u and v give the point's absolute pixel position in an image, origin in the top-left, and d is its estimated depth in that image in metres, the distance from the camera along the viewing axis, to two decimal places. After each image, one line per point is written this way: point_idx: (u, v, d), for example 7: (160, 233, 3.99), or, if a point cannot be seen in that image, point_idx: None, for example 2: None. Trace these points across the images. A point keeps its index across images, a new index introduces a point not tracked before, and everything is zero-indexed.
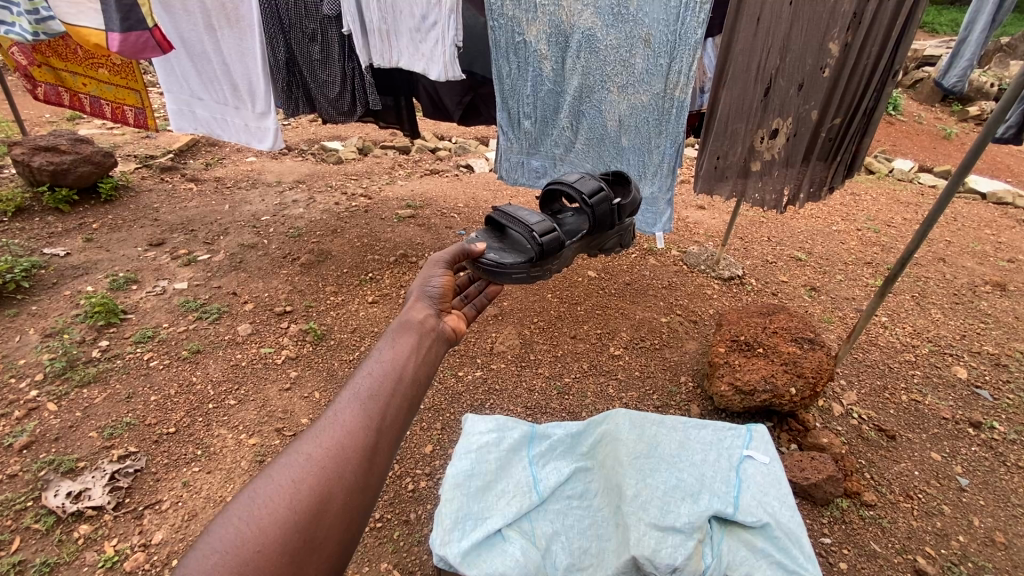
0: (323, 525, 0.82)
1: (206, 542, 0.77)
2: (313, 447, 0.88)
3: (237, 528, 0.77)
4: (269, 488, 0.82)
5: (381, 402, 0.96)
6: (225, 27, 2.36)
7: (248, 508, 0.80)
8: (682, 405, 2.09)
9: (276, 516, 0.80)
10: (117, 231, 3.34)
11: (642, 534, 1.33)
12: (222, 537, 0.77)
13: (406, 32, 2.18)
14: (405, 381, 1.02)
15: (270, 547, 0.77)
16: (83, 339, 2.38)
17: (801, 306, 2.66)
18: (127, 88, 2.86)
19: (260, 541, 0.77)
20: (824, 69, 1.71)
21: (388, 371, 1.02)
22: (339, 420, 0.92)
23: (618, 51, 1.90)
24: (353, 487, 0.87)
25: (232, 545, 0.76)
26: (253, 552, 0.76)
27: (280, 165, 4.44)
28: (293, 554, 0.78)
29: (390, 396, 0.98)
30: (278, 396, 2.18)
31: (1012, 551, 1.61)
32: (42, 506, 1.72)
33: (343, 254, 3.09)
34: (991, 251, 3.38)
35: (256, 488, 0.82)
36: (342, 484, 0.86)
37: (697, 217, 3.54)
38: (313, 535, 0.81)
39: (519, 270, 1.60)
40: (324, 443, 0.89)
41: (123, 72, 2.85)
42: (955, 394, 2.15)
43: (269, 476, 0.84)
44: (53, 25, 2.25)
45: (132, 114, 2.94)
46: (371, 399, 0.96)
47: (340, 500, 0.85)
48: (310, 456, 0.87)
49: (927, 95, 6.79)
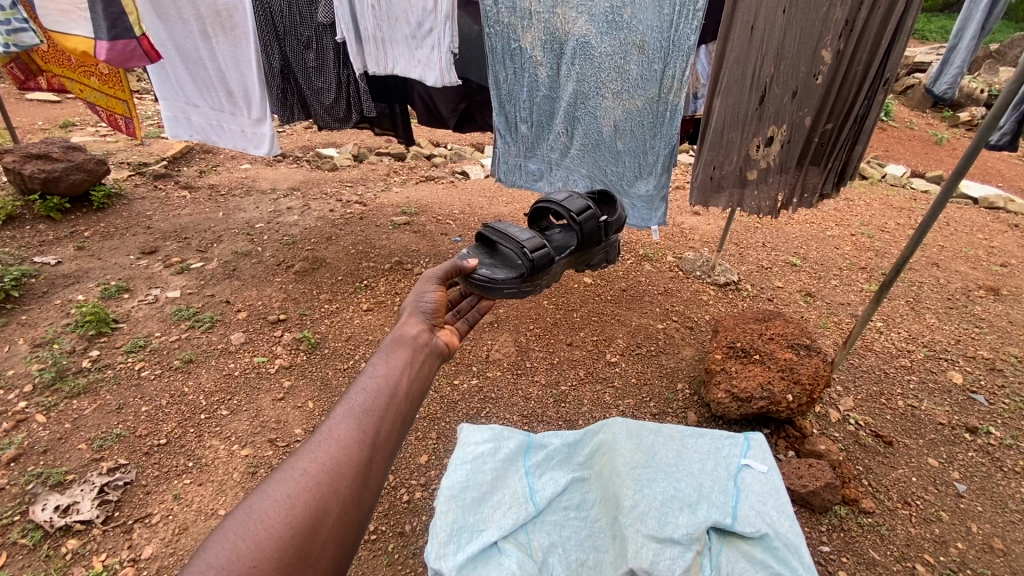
0: (319, 539, 0.81)
1: (201, 560, 0.75)
2: (309, 461, 0.87)
3: (233, 544, 0.76)
4: (264, 503, 0.81)
5: (374, 417, 0.94)
6: (220, 35, 2.35)
7: (244, 524, 0.79)
8: (679, 412, 2.08)
9: (273, 532, 0.78)
10: (110, 239, 3.31)
11: (640, 545, 1.32)
12: (216, 554, 0.75)
13: (401, 39, 2.17)
14: (399, 393, 1.00)
15: (266, 561, 0.76)
16: (74, 349, 2.35)
17: (797, 312, 2.67)
18: (116, 98, 2.75)
19: (256, 555, 0.76)
20: (817, 76, 1.72)
21: (383, 386, 1.00)
22: (333, 434, 0.90)
23: (613, 58, 1.90)
24: (349, 502, 0.85)
25: (228, 560, 0.75)
26: (248, 567, 0.75)
27: (274, 172, 4.43)
28: (291, 567, 0.77)
29: (385, 408, 0.96)
30: (271, 406, 2.16)
31: (1011, 557, 1.60)
32: (29, 520, 1.69)
33: (337, 262, 3.08)
34: (983, 255, 3.41)
35: (252, 504, 0.81)
36: (338, 498, 0.84)
37: (692, 223, 3.55)
38: (311, 546, 0.80)
39: (511, 285, 1.57)
40: (321, 456, 0.87)
41: (111, 81, 2.72)
42: (951, 399, 2.15)
43: (265, 489, 0.83)
44: (26, 37, 2.24)
45: (125, 122, 2.87)
46: (366, 413, 0.94)
47: (336, 513, 0.83)
48: (307, 469, 0.85)
49: (918, 102, 6.89)
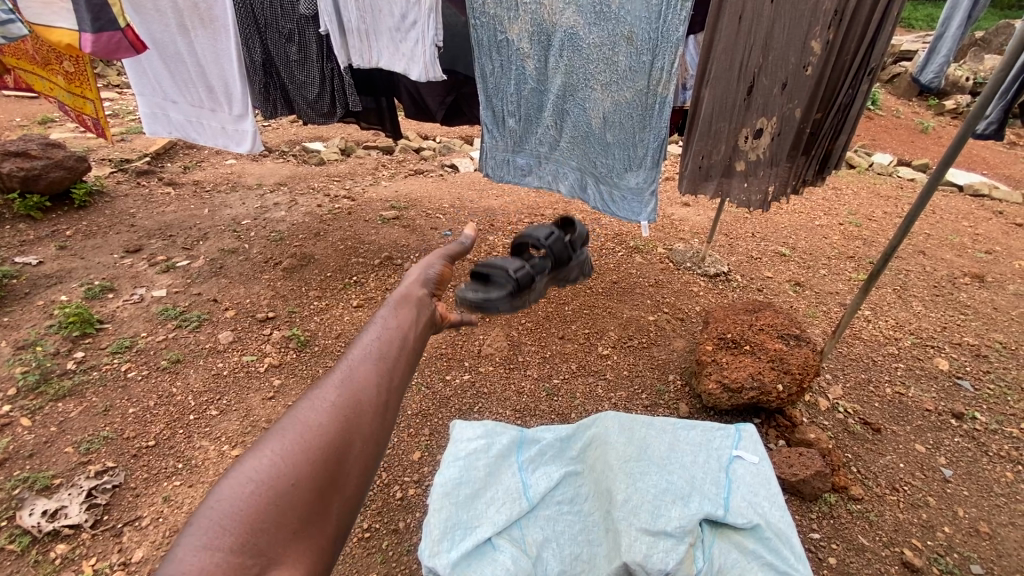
0: (350, 468, 0.74)
1: (236, 476, 0.68)
2: (335, 392, 0.79)
3: (269, 461, 0.69)
4: (295, 427, 0.74)
5: (393, 359, 0.88)
6: (200, 28, 2.30)
7: (278, 444, 0.72)
8: (671, 404, 2.09)
9: (308, 454, 0.71)
10: (92, 238, 3.24)
11: (633, 539, 1.31)
12: (255, 468, 0.68)
13: (385, 32, 2.13)
14: (408, 342, 0.94)
15: (304, 480, 0.69)
16: (58, 351, 2.31)
17: (786, 301, 2.69)
18: (82, 98, 2.62)
19: (294, 474, 0.69)
20: (807, 68, 1.70)
21: (397, 332, 0.93)
22: (357, 369, 0.84)
23: (601, 50, 1.87)
24: (376, 434, 0.78)
25: (267, 476, 0.68)
26: (287, 485, 0.68)
27: (260, 167, 4.37)
28: (325, 491, 0.71)
29: (403, 352, 0.90)
30: (262, 405, 2.14)
31: (996, 540, 1.63)
32: (16, 526, 1.66)
33: (326, 258, 3.04)
34: (968, 243, 3.45)
35: (284, 427, 0.74)
36: (367, 429, 0.78)
37: (682, 214, 3.56)
38: (342, 475, 0.74)
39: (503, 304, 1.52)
40: (348, 387, 0.80)
41: (77, 81, 2.59)
42: (937, 385, 2.19)
43: (295, 414, 0.76)
44: (12, 28, 2.06)
45: (92, 122, 2.75)
46: (384, 355, 0.88)
47: (363, 442, 0.77)
48: (334, 400, 0.78)
49: (904, 90, 6.93)
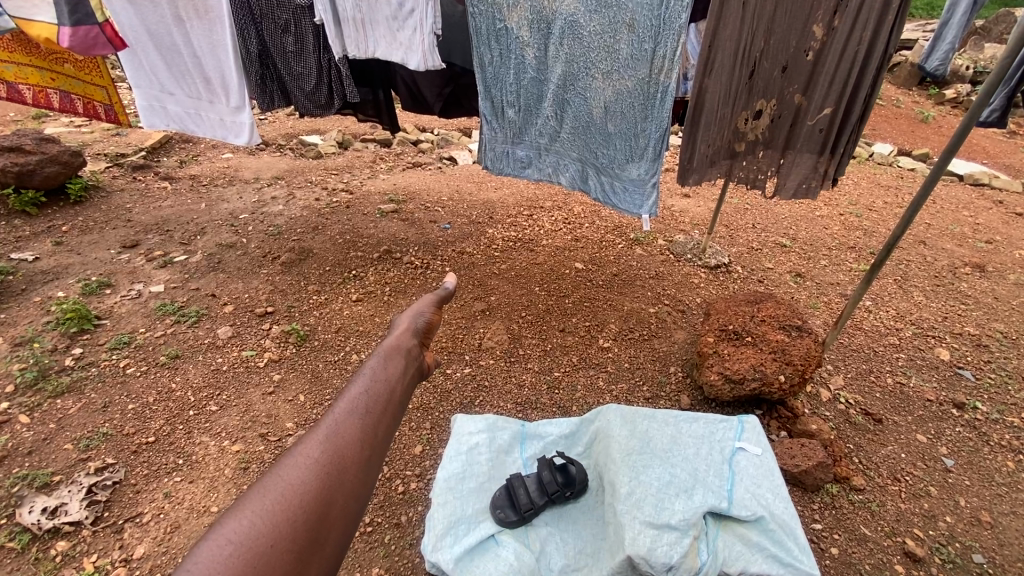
0: (331, 527, 0.73)
1: (217, 536, 0.66)
2: (319, 447, 0.79)
3: (250, 522, 0.68)
4: (276, 484, 0.73)
5: (376, 414, 0.88)
6: (194, 18, 2.26)
7: (260, 502, 0.71)
8: (672, 396, 2.09)
9: (289, 513, 0.70)
10: (89, 233, 3.22)
11: (637, 533, 1.29)
12: (236, 528, 0.67)
13: (382, 21, 2.10)
14: (395, 392, 0.95)
15: (283, 542, 0.68)
16: (55, 347, 2.29)
17: (788, 292, 2.68)
18: (96, 83, 2.62)
19: (273, 535, 0.68)
20: (808, 52, 1.69)
21: (381, 387, 0.93)
22: (340, 422, 0.84)
23: (602, 37, 1.84)
24: (355, 493, 0.77)
25: (247, 537, 0.66)
26: (265, 547, 0.66)
27: (257, 161, 4.33)
28: (305, 553, 0.69)
29: (387, 404, 0.91)
30: (261, 400, 2.12)
31: (998, 530, 1.63)
32: (16, 523, 1.66)
33: (324, 252, 3.02)
34: (969, 232, 3.44)
35: (267, 482, 0.73)
36: (350, 485, 0.77)
37: (682, 206, 3.54)
38: (321, 535, 0.72)
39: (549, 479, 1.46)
40: (333, 441, 0.80)
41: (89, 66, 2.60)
42: (938, 375, 2.18)
43: (277, 470, 0.76)
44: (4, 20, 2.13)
45: (103, 110, 2.71)
46: (368, 410, 0.88)
47: (341, 502, 0.75)
48: (319, 456, 0.78)
49: (904, 79, 6.90)
